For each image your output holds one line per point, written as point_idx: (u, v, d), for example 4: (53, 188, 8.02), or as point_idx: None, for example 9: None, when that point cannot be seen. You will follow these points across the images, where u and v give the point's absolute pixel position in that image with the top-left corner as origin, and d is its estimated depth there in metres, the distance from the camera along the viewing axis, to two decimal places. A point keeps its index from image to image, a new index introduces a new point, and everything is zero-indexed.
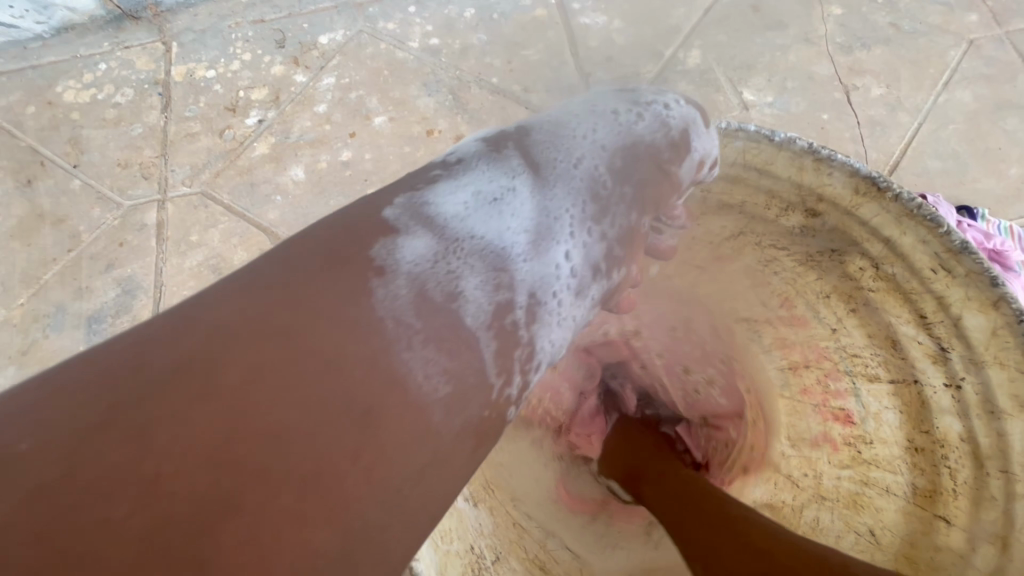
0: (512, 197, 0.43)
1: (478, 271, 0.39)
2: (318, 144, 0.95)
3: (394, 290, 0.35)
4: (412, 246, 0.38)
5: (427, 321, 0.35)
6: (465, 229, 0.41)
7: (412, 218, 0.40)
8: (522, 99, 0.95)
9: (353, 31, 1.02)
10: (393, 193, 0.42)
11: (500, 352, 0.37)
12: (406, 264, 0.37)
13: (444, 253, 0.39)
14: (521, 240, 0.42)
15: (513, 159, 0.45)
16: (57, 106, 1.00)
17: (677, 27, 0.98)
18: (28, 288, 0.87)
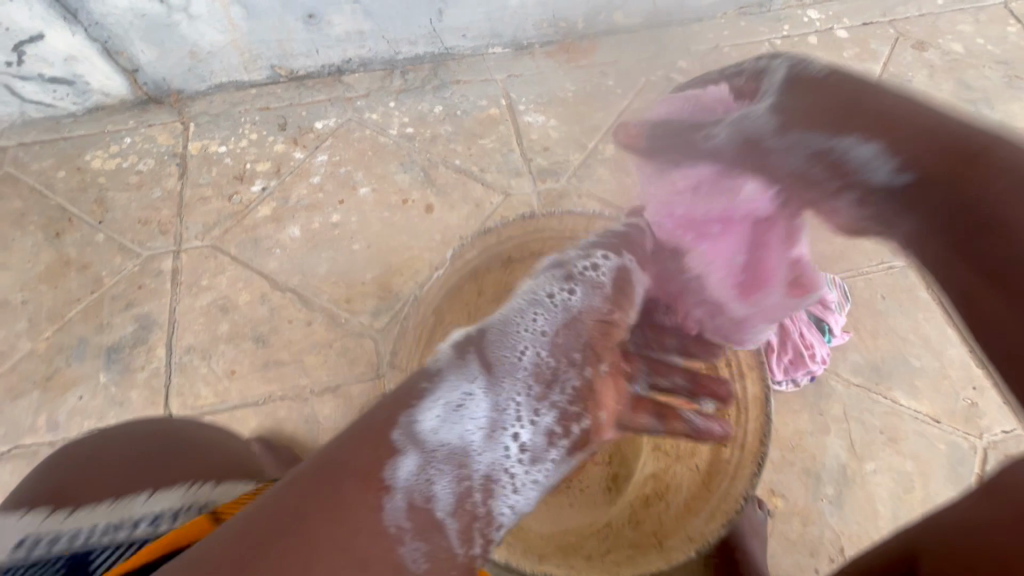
0: (471, 402, 0.57)
1: (446, 475, 0.52)
2: (312, 208, 1.16)
3: (396, 501, 0.47)
4: (402, 463, 0.49)
5: (417, 520, 0.47)
6: (438, 437, 0.53)
7: (408, 440, 0.51)
8: (479, 177, 1.21)
9: (343, 119, 1.28)
10: (393, 412, 0.53)
11: (463, 529, 0.50)
12: (401, 480, 0.48)
13: (423, 463, 0.51)
14: (480, 436, 0.56)
15: (473, 367, 0.59)
16: (85, 172, 1.18)
17: (598, 126, 1.29)
18: (54, 323, 1.02)
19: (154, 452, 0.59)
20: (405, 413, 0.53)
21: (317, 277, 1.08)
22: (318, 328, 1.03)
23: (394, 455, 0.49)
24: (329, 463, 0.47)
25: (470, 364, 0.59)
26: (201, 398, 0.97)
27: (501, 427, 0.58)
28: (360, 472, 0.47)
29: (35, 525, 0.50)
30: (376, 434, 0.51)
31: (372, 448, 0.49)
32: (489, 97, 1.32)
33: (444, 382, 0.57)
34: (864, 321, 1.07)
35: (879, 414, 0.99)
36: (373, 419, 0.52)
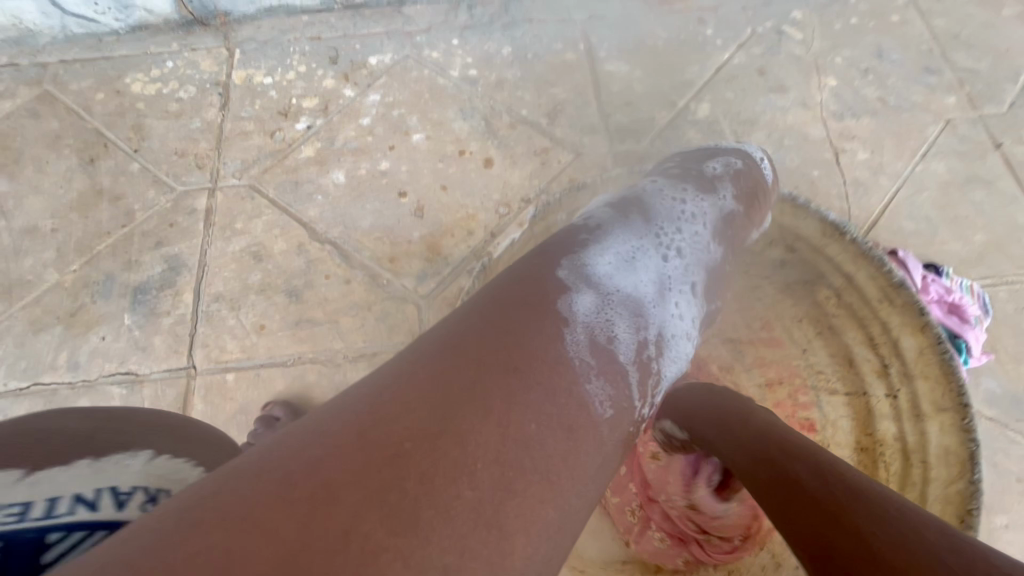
0: (641, 259, 0.54)
1: (625, 319, 0.48)
2: (360, 152, 1.04)
3: (577, 336, 0.44)
4: (579, 297, 0.47)
5: (599, 361, 0.44)
6: (600, 309, 0.47)
7: (578, 278, 0.49)
8: (548, 131, 1.05)
9: (400, 56, 1.13)
10: (556, 256, 0.51)
11: (641, 380, 0.47)
12: (582, 316, 0.45)
13: (602, 303, 0.48)
14: (650, 289, 0.53)
15: (637, 228, 0.58)
16: (125, 96, 1.09)
17: (690, 82, 1.10)
18: (81, 256, 0.95)
19: (109, 429, 0.44)
20: (571, 254, 0.51)
21: (359, 231, 0.97)
22: (357, 288, 0.92)
23: (568, 293, 0.46)
24: (505, 300, 0.45)
25: (631, 224, 0.58)
26: (226, 352, 0.88)
27: (668, 294, 0.54)
28: (521, 331, 0.42)
29: None
30: (543, 270, 0.48)
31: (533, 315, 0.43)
32: (565, 40, 1.14)
33: (609, 233, 0.55)
34: (1005, 342, 0.88)
35: (1016, 456, 0.81)
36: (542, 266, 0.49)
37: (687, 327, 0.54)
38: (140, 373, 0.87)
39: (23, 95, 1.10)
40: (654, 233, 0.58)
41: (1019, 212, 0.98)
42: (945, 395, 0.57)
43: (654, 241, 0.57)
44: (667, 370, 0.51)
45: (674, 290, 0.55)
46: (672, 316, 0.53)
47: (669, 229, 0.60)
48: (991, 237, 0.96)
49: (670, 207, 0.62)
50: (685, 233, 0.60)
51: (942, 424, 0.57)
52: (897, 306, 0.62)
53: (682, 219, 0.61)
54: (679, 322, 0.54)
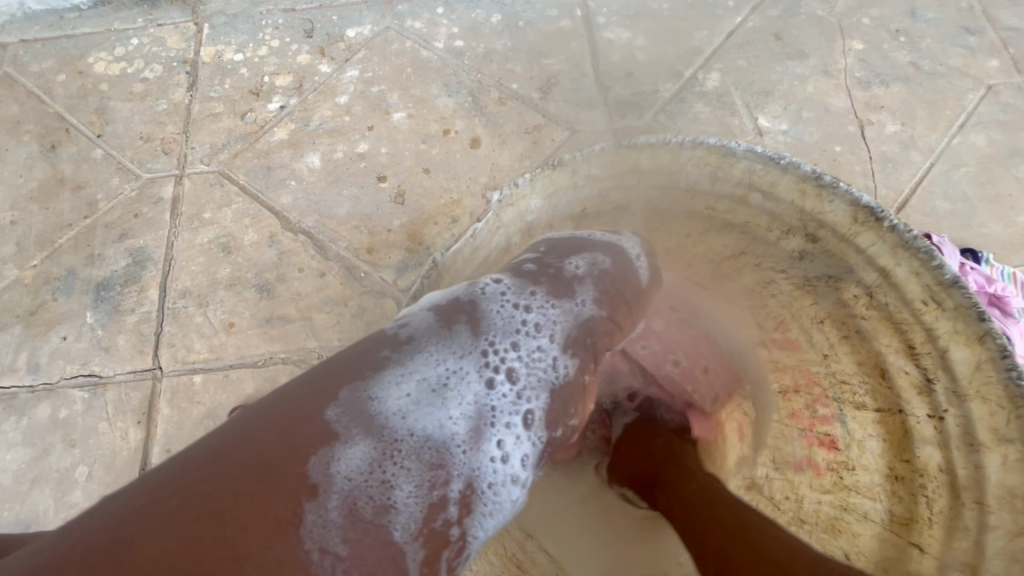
0: (455, 384, 0.44)
1: (411, 475, 0.39)
2: (336, 134, 0.96)
3: (326, 514, 0.35)
4: (339, 464, 0.36)
5: (354, 546, 0.35)
6: (370, 460, 0.38)
7: (353, 420, 0.39)
8: (540, 107, 0.96)
9: (380, 27, 1.04)
10: (336, 381, 0.41)
11: (426, 560, 0.37)
12: (342, 478, 0.36)
13: (373, 466, 0.38)
14: (458, 428, 0.43)
15: (463, 338, 0.47)
16: (87, 77, 1.02)
17: (698, 49, 1.00)
18: (42, 250, 0.89)
19: None
20: (350, 383, 0.40)
21: (335, 219, 0.90)
22: (333, 281, 0.86)
23: (331, 445, 0.37)
24: (237, 462, 0.34)
25: (460, 337, 0.46)
26: (193, 352, 0.82)
27: (488, 424, 0.44)
28: (252, 502, 0.33)
29: None
30: (300, 413, 0.38)
31: (271, 474, 0.34)
32: (560, 5, 1.04)
33: (421, 342, 0.45)
34: None
35: None
36: (311, 392, 0.39)
37: (509, 472, 0.43)
38: (103, 376, 0.81)
39: None
40: (498, 322, 0.48)
41: None
42: (1012, 422, 0.39)
43: (479, 364, 0.46)
44: (478, 526, 0.41)
45: (496, 424, 0.44)
46: (485, 460, 0.43)
47: (514, 330, 0.48)
48: None
49: (518, 294, 0.49)
50: (534, 335, 0.48)
51: (999, 458, 0.40)
52: (947, 310, 0.42)
53: (529, 315, 0.49)
54: (499, 466, 0.43)
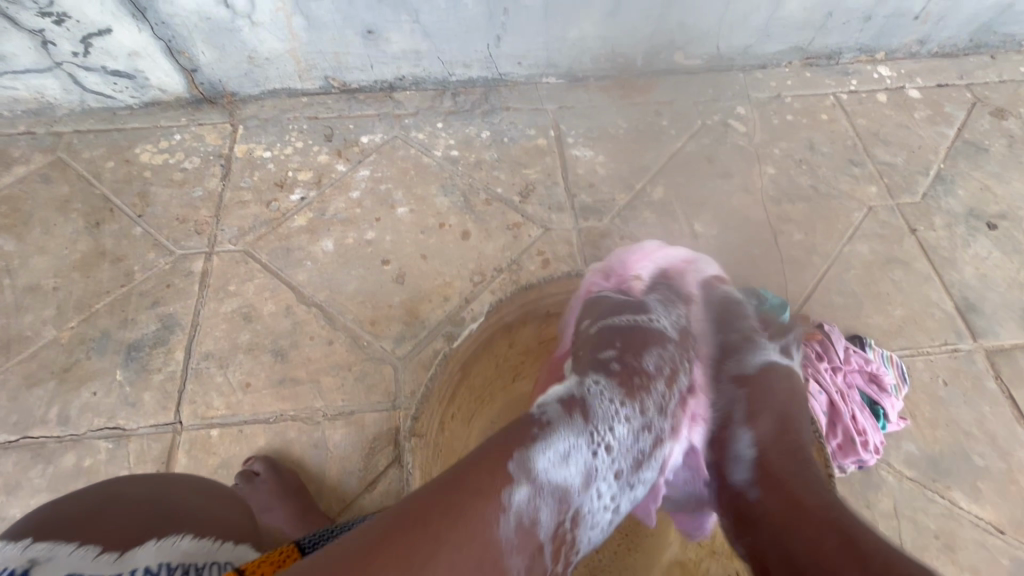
0: (578, 452, 0.54)
1: (551, 509, 0.50)
2: (348, 223, 1.14)
3: (510, 522, 0.46)
4: (517, 492, 0.47)
5: (524, 546, 0.46)
6: (539, 487, 0.49)
7: (523, 473, 0.49)
8: (519, 207, 1.17)
9: (389, 136, 1.26)
10: (505, 445, 0.51)
11: (554, 552, 0.50)
12: (518, 507, 0.47)
13: (535, 494, 0.48)
14: (579, 478, 0.53)
15: (585, 420, 0.56)
16: (133, 165, 1.19)
17: (647, 167, 1.25)
18: (80, 313, 1.01)
19: (166, 517, 0.55)
20: (520, 448, 0.51)
21: (344, 294, 1.06)
22: (339, 348, 1.00)
23: (508, 484, 0.47)
24: (456, 482, 0.46)
25: (578, 416, 0.56)
26: (212, 409, 0.94)
27: (598, 480, 0.55)
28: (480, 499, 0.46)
29: (82, 563, 0.48)
30: (492, 462, 0.49)
31: (480, 491, 0.46)
32: (537, 127, 1.29)
33: (555, 423, 0.55)
34: (921, 408, 0.98)
35: (933, 515, 0.90)
36: (492, 450, 0.50)
37: (609, 506, 0.56)
38: (128, 428, 0.92)
39: (37, 161, 1.19)
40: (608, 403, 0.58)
41: (932, 290, 1.12)
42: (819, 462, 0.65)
43: (591, 435, 0.55)
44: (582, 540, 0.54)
45: (603, 478, 0.55)
46: (595, 496, 0.54)
47: (614, 414, 0.58)
48: (908, 312, 1.09)
49: (614, 390, 0.59)
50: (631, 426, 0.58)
51: None
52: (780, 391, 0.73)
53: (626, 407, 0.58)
54: (599, 501, 0.55)
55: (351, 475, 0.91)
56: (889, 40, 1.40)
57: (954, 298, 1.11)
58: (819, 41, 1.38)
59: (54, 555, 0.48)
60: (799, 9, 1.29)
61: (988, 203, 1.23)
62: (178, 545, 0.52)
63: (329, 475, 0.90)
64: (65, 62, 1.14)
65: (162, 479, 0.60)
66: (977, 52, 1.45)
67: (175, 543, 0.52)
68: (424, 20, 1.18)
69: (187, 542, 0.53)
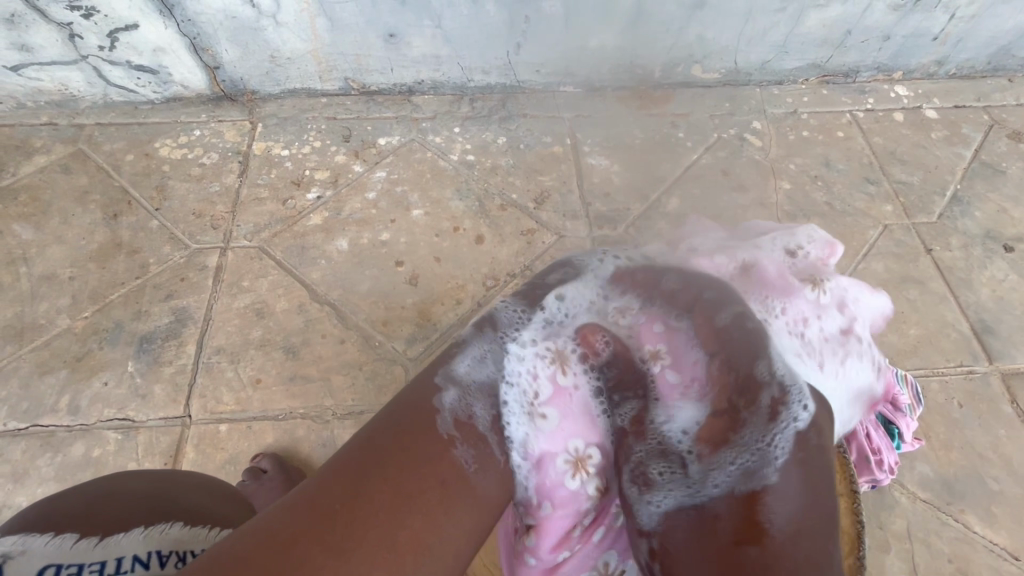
0: (493, 359, 0.66)
1: (482, 403, 0.61)
2: (363, 223, 1.15)
3: (445, 415, 0.57)
4: (444, 395, 0.59)
5: (463, 430, 0.57)
6: (468, 379, 0.62)
7: (447, 381, 0.61)
8: (533, 213, 1.18)
9: (406, 138, 1.27)
10: (429, 371, 0.62)
11: (499, 440, 0.59)
12: (448, 403, 0.58)
13: (462, 395, 0.60)
14: (502, 386, 0.64)
15: (493, 338, 0.67)
16: (152, 158, 1.20)
17: (662, 177, 1.25)
18: (94, 304, 1.02)
19: (157, 504, 0.55)
20: (440, 366, 0.62)
21: (357, 294, 1.06)
22: (351, 348, 1.00)
23: (436, 390, 0.59)
24: (374, 444, 0.53)
25: (487, 334, 0.68)
26: (222, 404, 0.94)
27: (522, 385, 0.65)
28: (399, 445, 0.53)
29: (61, 553, 0.48)
30: (417, 389, 0.60)
31: (408, 412, 0.57)
32: (554, 134, 1.30)
33: (469, 341, 0.66)
34: (936, 430, 0.97)
35: (946, 538, 0.89)
36: (416, 380, 0.61)
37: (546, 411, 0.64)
38: (137, 420, 0.92)
39: (57, 152, 1.20)
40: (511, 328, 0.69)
41: (948, 311, 1.11)
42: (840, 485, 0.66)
43: (502, 345, 0.67)
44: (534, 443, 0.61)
45: (526, 384, 0.65)
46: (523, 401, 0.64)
47: (516, 336, 0.69)
48: (923, 332, 1.08)
49: (518, 321, 0.70)
50: (535, 345, 0.68)
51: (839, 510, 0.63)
52: None
53: (526, 327, 0.70)
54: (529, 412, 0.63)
55: None
56: (907, 60, 1.40)
57: (969, 320, 1.10)
58: (837, 58, 1.39)
59: (27, 547, 0.48)
60: (819, 26, 1.30)
61: (1005, 226, 1.22)
62: (170, 532, 0.52)
63: None
64: (91, 55, 1.16)
65: (163, 474, 0.60)
66: (995, 74, 1.45)
67: (165, 530, 0.52)
68: (446, 26, 1.19)
69: (176, 529, 0.53)
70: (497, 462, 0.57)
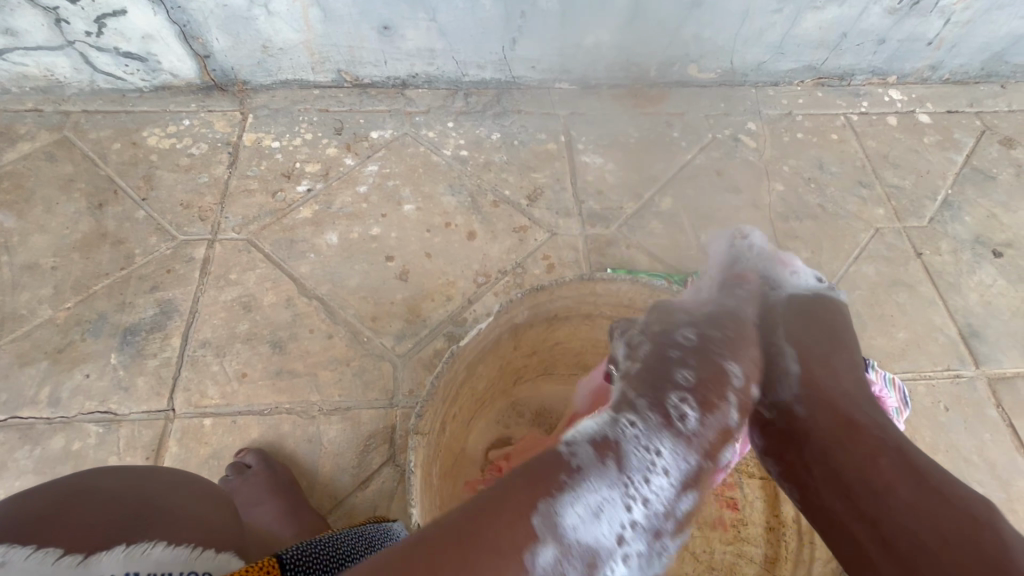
0: (610, 507, 0.46)
1: (580, 572, 0.44)
2: (354, 217, 1.13)
3: None
4: (541, 554, 0.42)
5: None
6: (579, 540, 0.44)
7: (550, 531, 0.43)
8: (526, 210, 1.17)
9: (399, 132, 1.26)
10: (527, 493, 0.45)
11: None
12: (541, 570, 0.42)
13: (561, 554, 0.43)
14: (608, 542, 0.46)
15: (614, 472, 0.47)
16: (140, 148, 1.18)
17: (655, 177, 1.25)
18: (77, 294, 1.00)
19: (140, 518, 0.51)
20: (546, 498, 0.45)
21: (346, 289, 1.05)
22: (338, 343, 0.99)
23: (532, 544, 0.42)
24: (461, 536, 0.41)
25: (611, 465, 0.47)
26: (206, 397, 0.92)
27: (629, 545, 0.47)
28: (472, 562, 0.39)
29: (40, 567, 0.43)
30: (505, 515, 0.43)
31: (496, 555, 0.41)
32: (548, 131, 1.29)
33: (586, 467, 0.47)
34: (922, 433, 0.98)
35: None
36: (510, 500, 0.44)
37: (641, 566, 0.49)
38: (119, 414, 0.90)
39: (42, 139, 1.18)
40: (645, 451, 0.48)
41: (936, 314, 1.11)
42: None
43: (626, 485, 0.47)
44: None
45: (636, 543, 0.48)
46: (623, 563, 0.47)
47: (650, 463, 0.48)
48: (912, 335, 1.09)
49: (652, 436, 0.49)
50: (668, 463, 0.48)
51: None
52: None
53: (664, 450, 0.48)
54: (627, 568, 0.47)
55: (344, 472, 0.89)
56: (901, 65, 1.41)
57: (957, 324, 1.11)
58: (833, 61, 1.39)
59: (4, 561, 0.43)
60: (815, 28, 1.30)
61: (995, 232, 1.23)
62: (153, 553, 0.48)
63: (322, 471, 0.89)
64: (77, 41, 1.14)
65: (148, 478, 0.57)
66: (988, 80, 1.46)
67: (147, 550, 0.48)
68: (441, 19, 1.18)
69: (159, 550, 0.48)
70: None
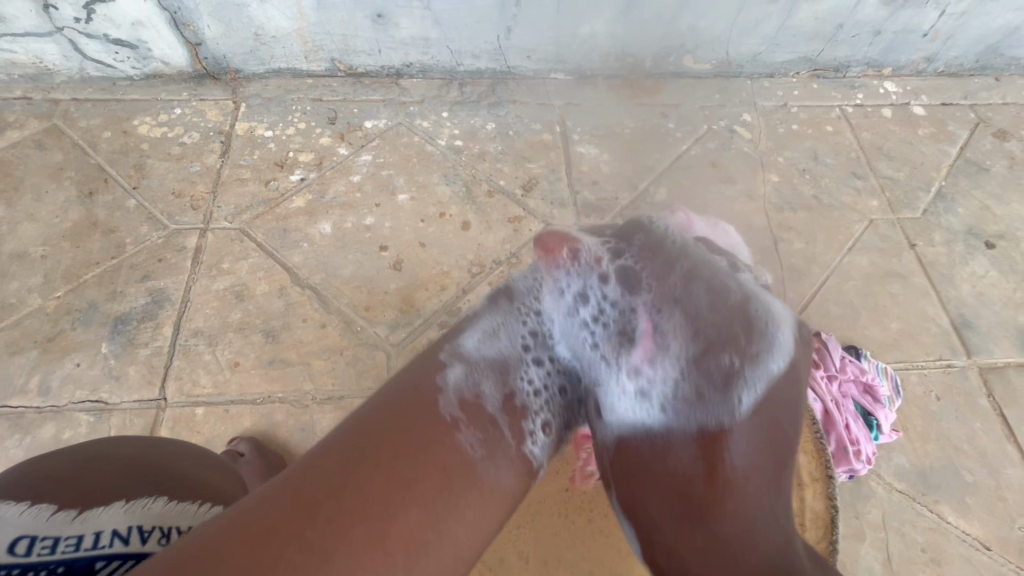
0: (507, 334, 0.65)
1: (491, 381, 0.59)
2: (347, 207, 1.13)
3: (448, 397, 0.55)
4: (450, 373, 0.57)
5: (470, 418, 0.54)
6: (478, 353, 0.62)
7: (455, 358, 0.60)
8: (521, 201, 1.16)
9: (393, 122, 1.25)
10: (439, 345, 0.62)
11: (511, 424, 0.56)
12: (451, 385, 0.56)
13: (469, 371, 0.59)
14: (514, 356, 0.63)
15: (511, 315, 0.67)
16: (130, 136, 1.17)
17: (650, 167, 1.24)
18: (67, 283, 0.99)
19: (144, 476, 0.51)
20: (451, 342, 0.62)
21: (340, 279, 1.04)
22: (332, 332, 0.99)
23: (442, 367, 0.58)
24: (376, 426, 0.51)
25: (503, 305, 0.67)
26: (198, 386, 0.92)
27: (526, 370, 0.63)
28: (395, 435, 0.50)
29: (36, 523, 0.44)
30: (419, 383, 0.56)
31: (416, 401, 0.54)
32: (543, 121, 1.28)
33: (481, 317, 0.66)
34: (914, 422, 0.98)
35: (921, 528, 0.90)
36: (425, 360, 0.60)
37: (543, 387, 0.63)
38: (110, 403, 0.90)
39: (32, 127, 1.16)
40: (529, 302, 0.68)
41: (929, 305, 1.12)
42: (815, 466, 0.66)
43: (521, 317, 0.67)
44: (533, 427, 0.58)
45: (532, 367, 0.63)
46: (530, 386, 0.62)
47: (537, 306, 0.68)
48: (905, 325, 1.09)
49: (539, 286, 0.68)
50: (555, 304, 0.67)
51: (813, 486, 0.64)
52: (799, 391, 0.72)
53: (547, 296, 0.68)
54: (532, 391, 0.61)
55: None
56: (896, 57, 1.41)
57: (949, 314, 1.11)
58: (828, 53, 1.39)
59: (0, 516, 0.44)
60: (811, 19, 1.29)
61: (987, 223, 1.23)
62: (154, 508, 0.48)
63: None
64: (67, 27, 1.12)
65: (155, 441, 0.57)
66: (983, 73, 1.46)
67: (148, 504, 0.48)
68: (435, 8, 1.17)
69: (160, 505, 0.49)
70: (510, 454, 0.54)
